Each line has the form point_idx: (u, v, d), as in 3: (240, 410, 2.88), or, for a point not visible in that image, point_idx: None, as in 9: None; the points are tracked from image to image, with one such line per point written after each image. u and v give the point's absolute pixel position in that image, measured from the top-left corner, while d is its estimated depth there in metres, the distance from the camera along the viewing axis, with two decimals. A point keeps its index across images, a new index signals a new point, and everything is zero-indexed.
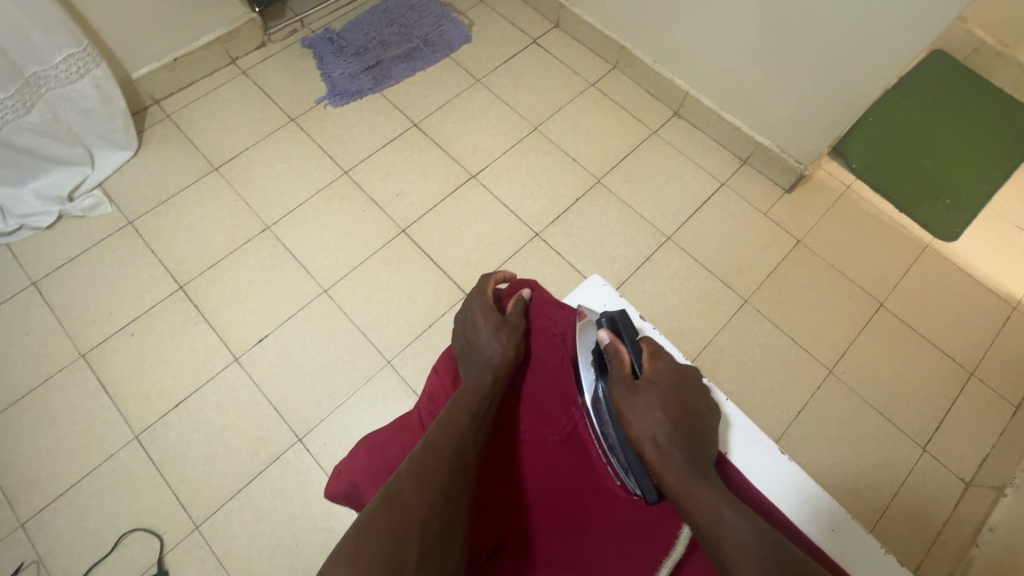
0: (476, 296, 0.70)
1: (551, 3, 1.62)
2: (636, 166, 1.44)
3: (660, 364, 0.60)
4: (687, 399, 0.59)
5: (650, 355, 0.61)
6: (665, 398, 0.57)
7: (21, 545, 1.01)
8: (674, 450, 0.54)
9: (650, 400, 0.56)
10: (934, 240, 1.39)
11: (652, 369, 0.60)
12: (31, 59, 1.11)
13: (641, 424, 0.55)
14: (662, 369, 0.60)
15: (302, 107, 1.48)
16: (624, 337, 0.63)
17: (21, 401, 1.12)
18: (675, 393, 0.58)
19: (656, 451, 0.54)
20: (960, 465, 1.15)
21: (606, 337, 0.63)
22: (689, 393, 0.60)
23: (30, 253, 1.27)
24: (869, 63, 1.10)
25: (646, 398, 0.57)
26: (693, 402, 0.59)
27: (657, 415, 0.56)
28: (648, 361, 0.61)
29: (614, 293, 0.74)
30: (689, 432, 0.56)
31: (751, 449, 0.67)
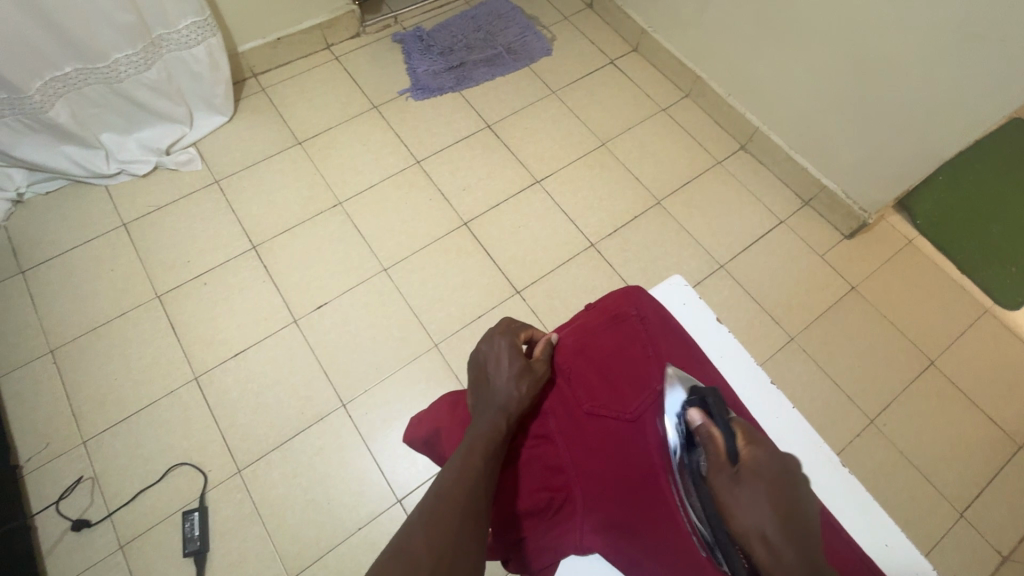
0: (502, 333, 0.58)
1: (633, 27, 1.67)
2: (697, 193, 1.47)
3: (764, 448, 0.40)
4: (802, 492, 0.37)
5: (746, 437, 0.41)
6: (778, 483, 0.37)
7: (81, 460, 1.09)
8: (794, 552, 0.34)
9: (756, 482, 0.37)
10: (995, 306, 1.36)
11: (758, 453, 0.39)
12: (160, 23, 1.23)
13: (744, 521, 0.36)
14: (768, 451, 0.39)
15: (386, 96, 1.57)
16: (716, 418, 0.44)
17: (99, 329, 1.22)
18: (784, 480, 0.37)
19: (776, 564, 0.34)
20: (999, 538, 1.12)
21: (698, 419, 0.45)
22: (800, 483, 0.38)
23: (125, 196, 1.37)
24: (958, 119, 1.09)
25: (746, 488, 0.37)
26: (805, 494, 0.37)
27: (765, 511, 0.35)
28: (747, 443, 0.40)
29: (694, 296, 0.71)
30: (806, 527, 0.35)
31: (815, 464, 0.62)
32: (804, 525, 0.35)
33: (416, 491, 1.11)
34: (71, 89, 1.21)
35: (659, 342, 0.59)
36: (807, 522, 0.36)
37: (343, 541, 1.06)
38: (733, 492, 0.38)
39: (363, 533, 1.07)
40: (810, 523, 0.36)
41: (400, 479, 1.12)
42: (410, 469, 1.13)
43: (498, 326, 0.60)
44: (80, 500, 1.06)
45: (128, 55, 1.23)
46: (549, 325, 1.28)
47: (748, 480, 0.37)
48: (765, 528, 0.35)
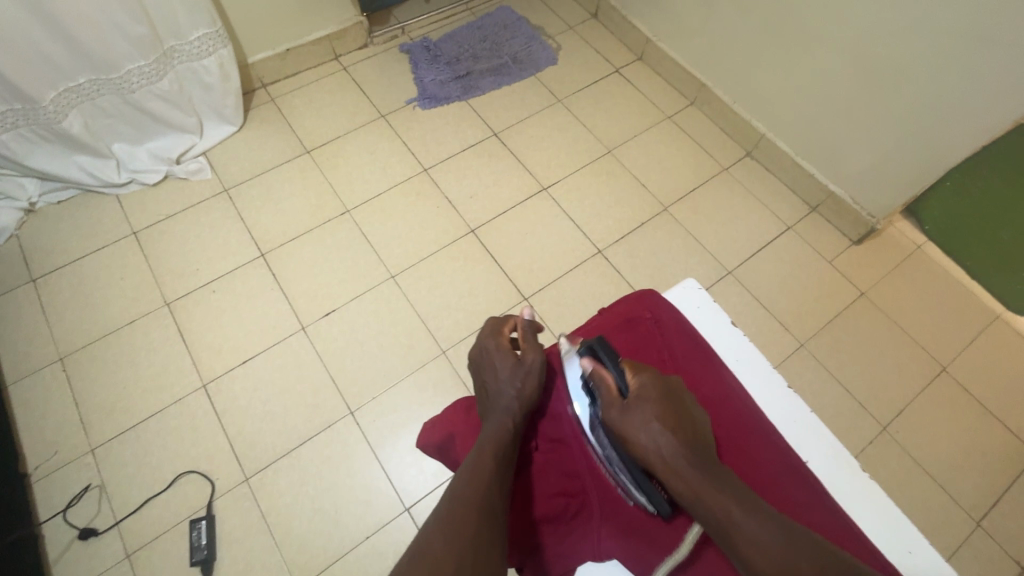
0: (491, 334, 0.61)
1: (638, 36, 1.69)
2: (704, 200, 1.47)
3: (646, 377, 0.53)
4: (679, 406, 0.51)
5: (633, 368, 0.53)
6: (659, 407, 0.50)
7: (89, 469, 1.09)
8: (681, 458, 0.47)
9: (643, 409, 0.50)
10: (1007, 312, 1.35)
11: (639, 381, 0.52)
12: (172, 34, 1.25)
13: (642, 440, 0.48)
14: (647, 380, 0.52)
15: (393, 106, 1.58)
16: (605, 362, 0.54)
17: (108, 337, 1.22)
18: (666, 402, 0.51)
19: (669, 470, 0.47)
20: (1017, 547, 1.10)
21: (588, 366, 0.54)
22: (677, 400, 0.52)
23: (135, 205, 1.39)
24: (968, 124, 1.09)
25: (639, 412, 0.49)
26: (684, 409, 0.51)
27: (654, 427, 0.48)
28: (632, 374, 0.53)
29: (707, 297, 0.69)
30: (692, 436, 0.49)
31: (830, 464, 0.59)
32: (693, 436, 0.49)
33: (424, 499, 1.10)
34: (84, 99, 1.23)
35: (674, 346, 0.62)
36: (689, 430, 0.50)
37: (350, 551, 1.05)
38: (630, 419, 0.49)
39: (370, 542, 1.06)
40: (692, 426, 0.50)
41: (408, 487, 1.11)
42: (418, 477, 1.12)
43: (487, 326, 0.63)
44: (87, 508, 1.05)
45: (140, 66, 1.24)
46: (557, 332, 1.27)
47: (639, 405, 0.50)
48: (660, 443, 0.48)
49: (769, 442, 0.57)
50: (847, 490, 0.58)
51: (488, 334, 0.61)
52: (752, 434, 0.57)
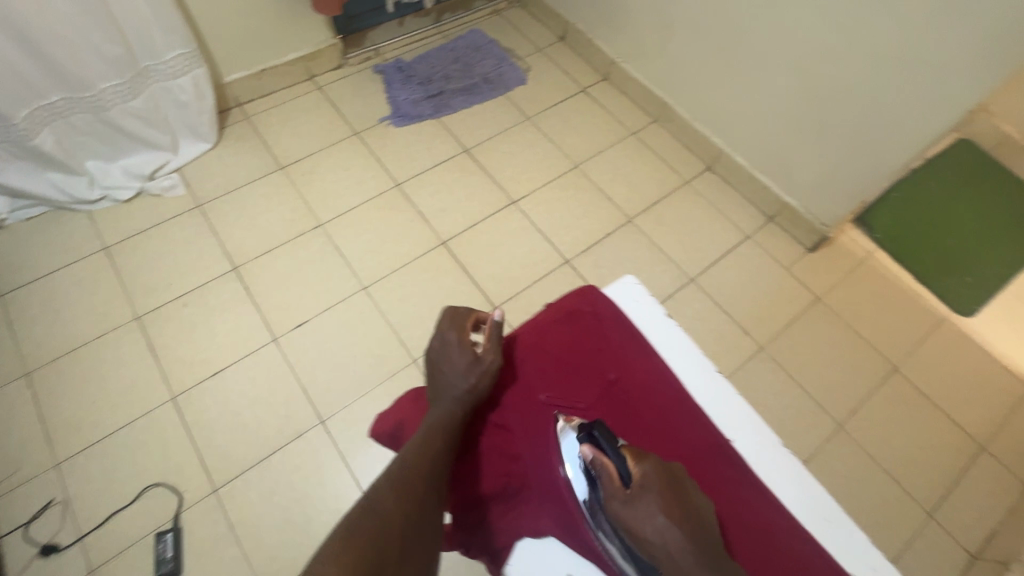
0: (449, 323, 0.63)
1: (603, 58, 1.77)
2: (667, 211, 1.53)
3: (649, 464, 0.48)
4: (685, 498, 0.46)
5: (634, 454, 0.48)
6: (667, 500, 0.45)
7: (53, 484, 1.08)
8: (688, 554, 0.43)
9: (649, 504, 0.45)
10: (952, 314, 1.43)
11: (642, 469, 0.47)
12: (147, 54, 1.28)
13: (653, 538, 0.44)
14: (653, 467, 0.47)
15: (367, 123, 1.63)
16: (606, 447, 0.49)
17: (76, 351, 1.22)
18: (675, 494, 0.46)
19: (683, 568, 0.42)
20: (966, 537, 1.14)
21: (588, 454, 0.49)
22: (682, 488, 0.47)
23: (107, 221, 1.40)
24: (902, 138, 1.17)
25: (645, 509, 0.44)
26: (690, 500, 0.46)
27: (660, 525, 0.44)
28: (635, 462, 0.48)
29: (646, 292, 0.71)
30: (701, 531, 0.44)
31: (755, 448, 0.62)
32: (699, 525, 0.45)
33: None
34: (57, 117, 1.25)
35: (611, 336, 0.67)
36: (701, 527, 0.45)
37: None
38: (637, 513, 0.44)
39: None
40: (700, 515, 0.46)
41: None
42: None
43: (446, 313, 0.64)
44: (49, 524, 1.04)
45: (115, 85, 1.27)
46: None
47: (647, 503, 0.45)
48: (671, 542, 0.43)
49: (695, 420, 0.61)
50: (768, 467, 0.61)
51: (447, 324, 0.62)
52: (680, 413, 0.62)
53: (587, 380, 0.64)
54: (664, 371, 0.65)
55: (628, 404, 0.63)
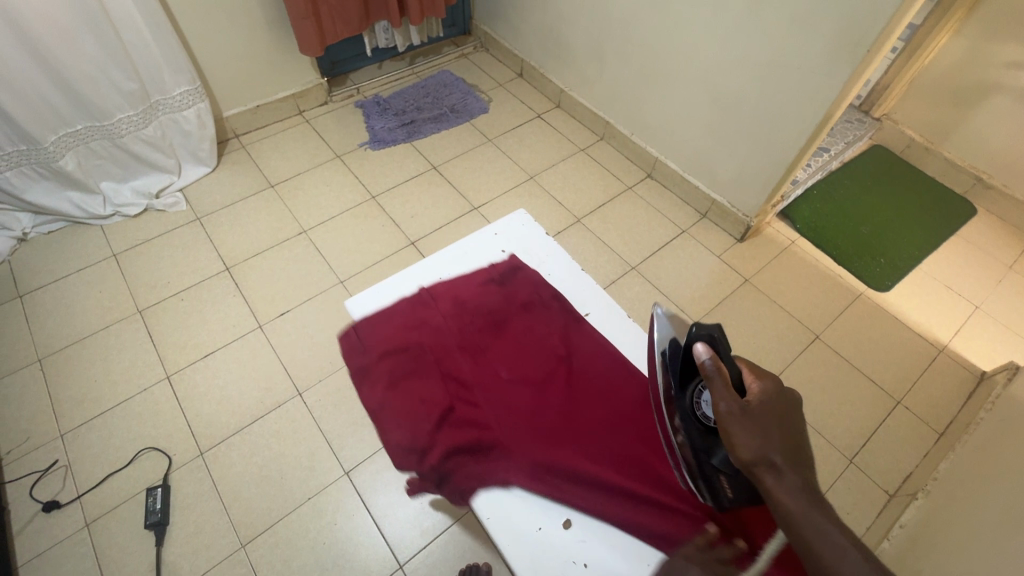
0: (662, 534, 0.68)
1: (554, 88, 2.03)
2: (611, 211, 1.73)
3: (760, 385, 0.66)
4: (789, 423, 0.62)
5: (751, 374, 0.67)
6: (771, 413, 0.62)
7: (57, 450, 1.21)
8: (782, 460, 0.58)
9: (756, 413, 0.62)
10: (868, 290, 1.59)
11: (754, 388, 0.65)
12: (157, 90, 1.52)
13: (747, 450, 0.59)
14: (762, 388, 0.65)
15: (348, 148, 1.87)
16: (723, 355, 0.67)
17: (84, 340, 1.38)
18: (778, 417, 0.62)
19: (772, 475, 0.57)
20: (885, 478, 1.25)
21: (705, 353, 0.67)
22: (788, 416, 0.63)
23: (117, 232, 1.59)
24: (790, 129, 1.38)
25: (747, 420, 0.61)
26: (790, 425, 0.62)
27: (762, 438, 0.59)
28: (752, 383, 0.66)
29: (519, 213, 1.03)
30: (791, 446, 0.60)
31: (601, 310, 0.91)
32: (795, 447, 0.60)
33: (362, 463, 1.24)
34: (80, 142, 1.48)
35: (546, 314, 0.90)
36: (795, 447, 0.60)
37: (293, 510, 1.17)
38: (741, 419, 0.61)
39: (312, 501, 1.18)
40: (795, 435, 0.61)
41: (348, 453, 1.25)
42: (357, 445, 1.26)
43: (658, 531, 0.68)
44: (52, 484, 1.16)
45: (129, 115, 1.51)
46: None
47: (753, 416, 0.61)
48: (769, 456, 0.58)
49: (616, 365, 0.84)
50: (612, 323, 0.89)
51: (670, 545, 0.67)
52: (607, 369, 0.83)
53: (534, 355, 0.85)
54: (595, 337, 0.87)
55: (570, 370, 0.83)
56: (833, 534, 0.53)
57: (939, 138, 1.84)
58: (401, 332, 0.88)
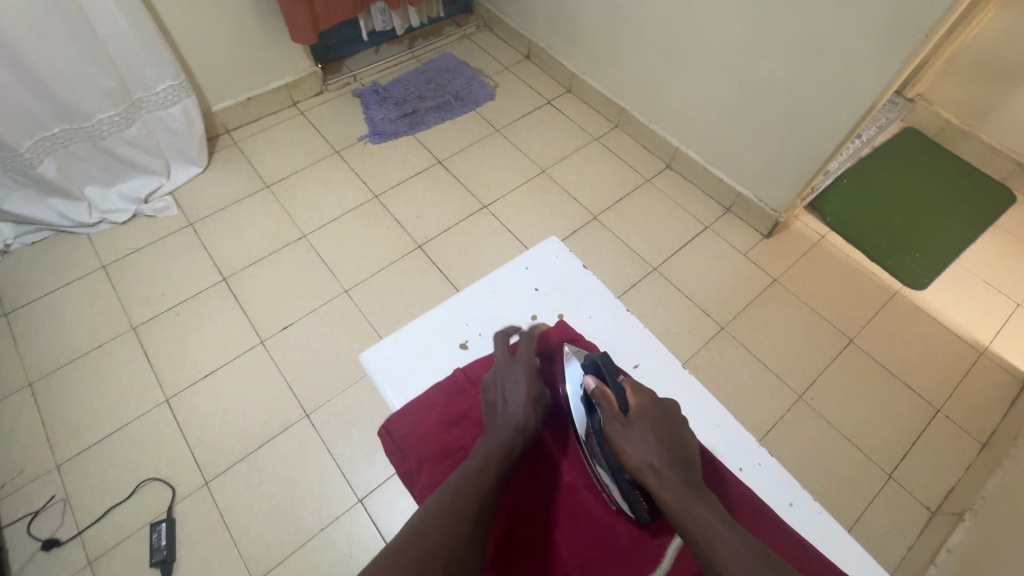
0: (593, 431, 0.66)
1: (564, 72, 1.90)
2: (629, 207, 1.63)
3: (641, 397, 0.71)
4: (670, 429, 0.69)
5: (632, 392, 0.72)
6: (655, 424, 0.68)
7: (54, 483, 1.14)
8: (666, 470, 0.64)
9: (639, 428, 0.67)
10: (903, 287, 1.50)
11: (637, 403, 0.71)
12: (139, 87, 1.40)
13: (636, 459, 0.65)
14: (645, 401, 0.70)
15: (347, 142, 1.75)
16: (608, 381, 0.73)
17: (76, 360, 1.30)
18: (661, 424, 0.69)
19: (654, 477, 0.63)
20: (926, 494, 1.19)
21: (593, 383, 0.73)
22: (670, 421, 0.70)
23: (105, 241, 1.50)
24: (829, 120, 1.26)
25: (636, 430, 0.67)
26: (672, 429, 0.69)
27: (649, 444, 0.66)
28: (633, 396, 0.71)
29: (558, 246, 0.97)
30: (674, 449, 0.67)
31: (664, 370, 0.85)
32: (677, 453, 0.66)
33: (376, 490, 1.17)
34: (59, 147, 1.36)
35: None
36: (675, 448, 0.67)
37: (306, 542, 1.11)
38: (628, 434, 0.67)
39: (325, 533, 1.12)
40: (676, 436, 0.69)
41: (361, 479, 1.18)
42: (371, 470, 1.19)
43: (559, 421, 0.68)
44: (50, 519, 1.10)
45: (110, 115, 1.39)
46: None
47: (637, 425, 0.68)
48: (651, 461, 0.64)
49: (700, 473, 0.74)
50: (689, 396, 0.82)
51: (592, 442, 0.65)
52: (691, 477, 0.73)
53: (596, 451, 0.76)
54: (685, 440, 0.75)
55: None
56: (717, 528, 0.56)
57: (978, 120, 1.72)
58: (443, 430, 0.75)
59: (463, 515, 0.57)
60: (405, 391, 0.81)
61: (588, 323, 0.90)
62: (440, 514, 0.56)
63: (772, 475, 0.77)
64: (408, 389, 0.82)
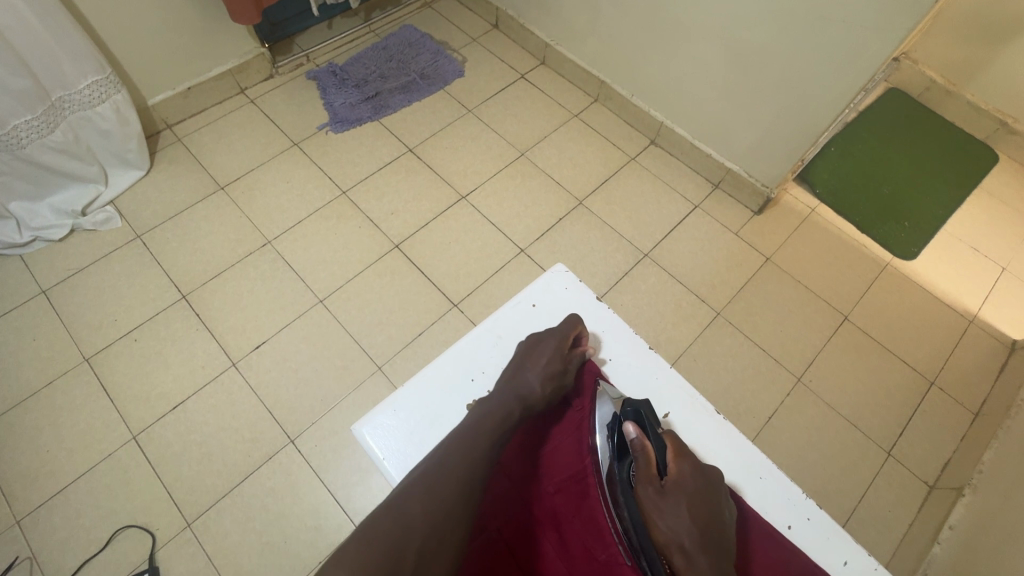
0: None
1: (538, 42, 1.76)
2: (616, 190, 1.55)
3: (685, 465, 0.59)
4: (712, 504, 0.57)
5: (675, 454, 0.60)
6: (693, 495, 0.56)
7: (17, 542, 1.04)
8: (696, 551, 0.52)
9: (675, 501, 0.56)
10: (895, 259, 1.48)
11: (680, 469, 0.59)
12: (58, 85, 1.22)
13: (664, 532, 0.54)
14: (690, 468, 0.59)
15: (306, 132, 1.59)
16: (649, 431, 0.62)
17: (24, 403, 1.17)
18: (700, 495, 0.57)
19: (681, 558, 0.52)
20: (924, 469, 1.20)
21: (633, 432, 0.62)
22: (713, 497, 0.58)
23: (41, 263, 1.33)
24: (825, 93, 1.20)
25: (669, 497, 0.56)
26: (714, 504, 0.57)
27: (684, 520, 0.54)
28: (674, 459, 0.59)
29: (574, 278, 0.84)
30: (711, 526, 0.55)
31: (688, 409, 0.74)
32: (714, 532, 0.55)
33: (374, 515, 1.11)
34: None
35: None
36: (713, 527, 0.55)
37: None
38: (661, 505, 0.55)
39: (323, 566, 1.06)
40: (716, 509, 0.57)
41: (357, 506, 1.12)
42: (366, 493, 1.13)
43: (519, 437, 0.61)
44: None
45: (28, 120, 1.19)
46: None
47: (672, 491, 0.56)
48: (681, 539, 0.53)
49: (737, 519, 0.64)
50: (712, 436, 0.72)
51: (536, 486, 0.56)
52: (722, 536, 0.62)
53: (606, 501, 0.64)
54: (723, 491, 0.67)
55: None
56: None
57: (963, 79, 1.68)
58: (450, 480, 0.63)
59: (430, 517, 0.48)
60: (403, 465, 0.69)
61: (608, 367, 0.77)
62: (394, 511, 0.48)
63: (827, 534, 0.67)
64: (407, 461, 0.69)
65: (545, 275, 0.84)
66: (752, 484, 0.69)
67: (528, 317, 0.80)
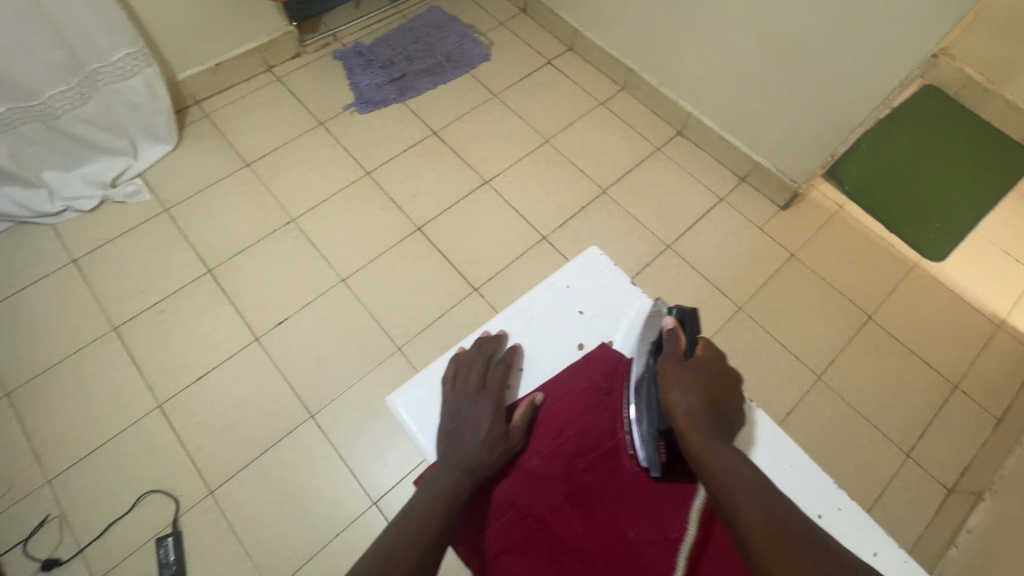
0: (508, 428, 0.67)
1: (566, 28, 1.74)
2: (640, 180, 1.53)
3: (710, 353, 0.66)
4: (724, 388, 0.63)
5: (703, 346, 0.66)
6: (708, 374, 0.63)
7: (46, 501, 1.08)
8: (704, 417, 0.59)
9: (689, 372, 0.62)
10: (923, 260, 1.46)
11: (704, 354, 0.65)
12: (92, 57, 1.23)
13: (678, 399, 0.60)
14: (712, 357, 0.65)
15: (331, 112, 1.60)
16: (687, 328, 0.68)
17: (53, 368, 1.20)
18: (713, 377, 0.63)
19: (687, 418, 0.59)
20: (943, 472, 1.19)
21: (669, 323, 0.68)
22: (727, 384, 0.64)
23: (71, 233, 1.36)
24: (861, 88, 1.17)
25: (689, 375, 0.62)
26: (728, 394, 0.63)
27: (696, 389, 0.61)
28: (701, 348, 0.66)
29: (609, 262, 0.82)
30: (718, 409, 0.61)
31: None
32: (721, 408, 0.61)
33: (390, 492, 1.13)
34: (6, 129, 1.19)
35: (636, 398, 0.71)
36: (719, 408, 0.61)
37: (321, 549, 1.07)
38: (679, 375, 0.62)
39: (340, 539, 1.08)
40: (726, 395, 0.63)
41: (374, 482, 1.14)
42: (383, 470, 1.15)
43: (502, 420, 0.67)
44: (48, 539, 1.05)
45: (62, 91, 1.21)
46: None
47: (691, 370, 0.63)
48: (693, 405, 0.60)
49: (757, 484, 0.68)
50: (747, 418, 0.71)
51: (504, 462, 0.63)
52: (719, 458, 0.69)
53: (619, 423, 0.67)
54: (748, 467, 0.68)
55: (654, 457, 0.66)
56: (748, 478, 0.52)
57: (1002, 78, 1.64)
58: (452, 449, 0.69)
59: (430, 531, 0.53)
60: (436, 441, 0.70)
61: None
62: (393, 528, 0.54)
63: (859, 525, 0.66)
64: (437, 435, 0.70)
65: (578, 256, 0.83)
66: (784, 473, 0.69)
67: (563, 300, 0.79)
